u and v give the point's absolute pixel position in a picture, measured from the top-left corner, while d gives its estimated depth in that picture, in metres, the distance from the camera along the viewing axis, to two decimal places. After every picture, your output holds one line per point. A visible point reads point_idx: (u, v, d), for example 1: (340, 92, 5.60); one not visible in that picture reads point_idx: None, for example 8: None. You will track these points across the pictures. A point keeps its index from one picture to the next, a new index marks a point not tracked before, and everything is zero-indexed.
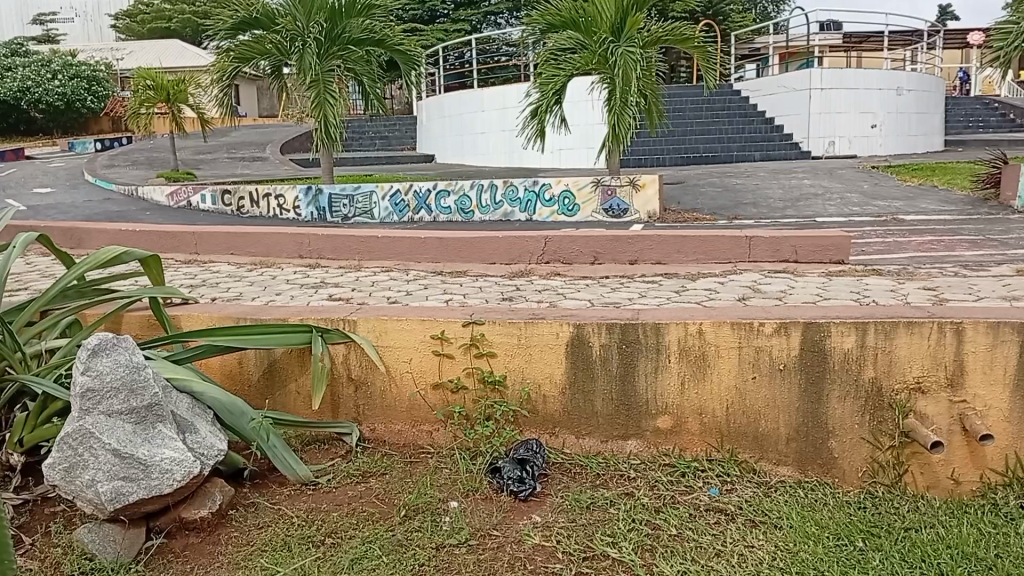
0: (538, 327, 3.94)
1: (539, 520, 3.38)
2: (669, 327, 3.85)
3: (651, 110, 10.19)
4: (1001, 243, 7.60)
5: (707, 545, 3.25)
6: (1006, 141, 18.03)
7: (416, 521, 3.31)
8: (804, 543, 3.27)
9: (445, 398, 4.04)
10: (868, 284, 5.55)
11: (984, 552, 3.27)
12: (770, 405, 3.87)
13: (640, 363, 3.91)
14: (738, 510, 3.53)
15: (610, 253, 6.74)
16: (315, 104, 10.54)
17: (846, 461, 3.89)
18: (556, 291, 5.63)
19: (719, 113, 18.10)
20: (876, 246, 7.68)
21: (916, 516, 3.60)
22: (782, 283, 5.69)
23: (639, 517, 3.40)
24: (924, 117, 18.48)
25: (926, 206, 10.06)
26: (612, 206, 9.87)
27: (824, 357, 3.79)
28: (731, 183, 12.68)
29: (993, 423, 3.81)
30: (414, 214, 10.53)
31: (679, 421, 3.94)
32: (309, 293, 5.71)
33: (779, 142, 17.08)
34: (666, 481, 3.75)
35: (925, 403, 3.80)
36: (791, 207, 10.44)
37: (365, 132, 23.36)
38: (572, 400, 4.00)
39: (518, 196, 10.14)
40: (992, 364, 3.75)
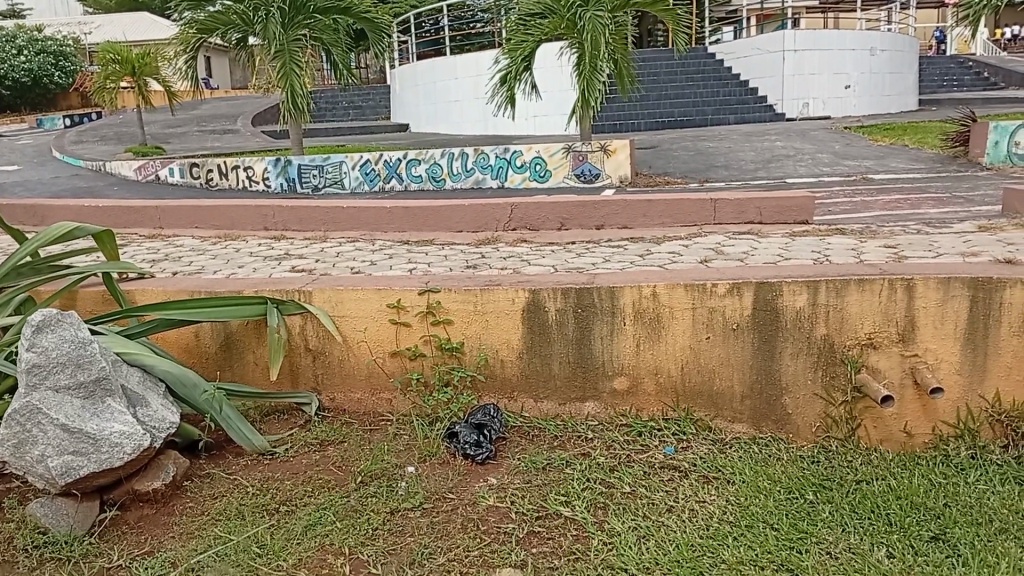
0: (494, 293, 3.94)
1: (494, 482, 3.43)
2: (624, 290, 3.87)
3: (620, 73, 10.11)
4: (966, 200, 7.67)
5: (659, 501, 3.31)
6: (980, 99, 18.06)
7: (371, 487, 3.34)
8: (755, 497, 3.33)
9: (402, 364, 4.05)
10: (831, 243, 5.59)
11: (933, 502, 3.35)
12: (724, 363, 3.91)
13: (597, 326, 3.93)
14: (692, 466, 3.59)
15: (576, 218, 6.73)
16: (281, 74, 10.34)
17: (800, 417, 3.94)
18: (521, 258, 5.62)
19: (694, 76, 18.00)
20: (842, 206, 7.72)
21: (868, 469, 3.66)
22: (745, 244, 5.72)
23: (593, 476, 3.47)
24: (901, 77, 18.39)
25: (895, 166, 10.10)
26: (584, 171, 9.86)
27: (777, 316, 3.83)
28: (703, 147, 12.67)
29: (945, 377, 3.86)
30: (385, 182, 10.42)
31: (636, 381, 3.97)
32: (272, 266, 5.66)
33: (754, 105, 17.05)
34: (623, 441, 3.79)
35: (876, 358, 3.84)
36: (762, 169, 10.48)
37: (338, 102, 23.06)
38: (529, 363, 4.01)
39: (489, 163, 10.05)
40: (943, 320, 3.79)
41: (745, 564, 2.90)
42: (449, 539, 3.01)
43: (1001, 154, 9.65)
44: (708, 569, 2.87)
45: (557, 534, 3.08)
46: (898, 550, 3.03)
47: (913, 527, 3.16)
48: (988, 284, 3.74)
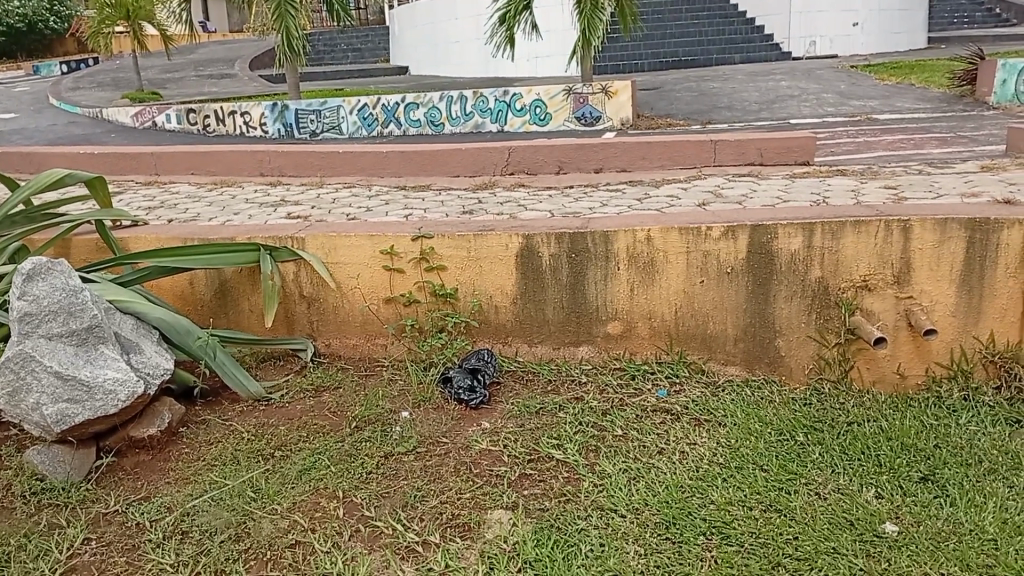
0: (488, 238, 3.92)
1: (487, 426, 3.48)
2: (618, 235, 3.85)
3: (623, 12, 9.84)
4: (971, 139, 7.56)
5: (650, 444, 3.35)
6: (991, 35, 17.66)
7: (366, 432, 3.39)
8: (746, 439, 3.37)
9: (397, 311, 4.07)
10: (831, 185, 5.53)
11: (923, 443, 3.37)
12: (718, 307, 3.90)
13: (591, 271, 3.92)
14: (684, 409, 3.61)
15: (574, 161, 6.64)
16: (276, 15, 10.06)
17: (792, 358, 3.95)
18: (518, 202, 5.58)
19: (698, 14, 17.61)
20: (844, 147, 7.61)
21: (859, 411, 3.68)
22: (744, 186, 5.65)
23: (586, 419, 3.51)
24: (912, 14, 17.58)
25: (900, 105, 9.93)
26: (584, 113, 9.70)
27: (772, 259, 3.81)
28: (706, 88, 12.44)
29: (939, 319, 3.84)
30: (383, 128, 10.30)
31: (629, 325, 3.97)
32: (267, 212, 5.62)
33: (758, 44, 16.72)
34: (616, 385, 3.82)
35: (870, 300, 3.83)
36: (765, 109, 10.33)
37: (336, 44, 22.68)
38: (523, 308, 4.01)
39: (488, 106, 9.91)
40: (939, 261, 3.76)
41: (733, 505, 2.95)
42: (442, 482, 3.07)
43: (1008, 93, 9.44)
44: (697, 509, 2.92)
45: (549, 476, 3.13)
46: (886, 491, 3.06)
47: (902, 467, 3.20)
48: (985, 226, 3.69)
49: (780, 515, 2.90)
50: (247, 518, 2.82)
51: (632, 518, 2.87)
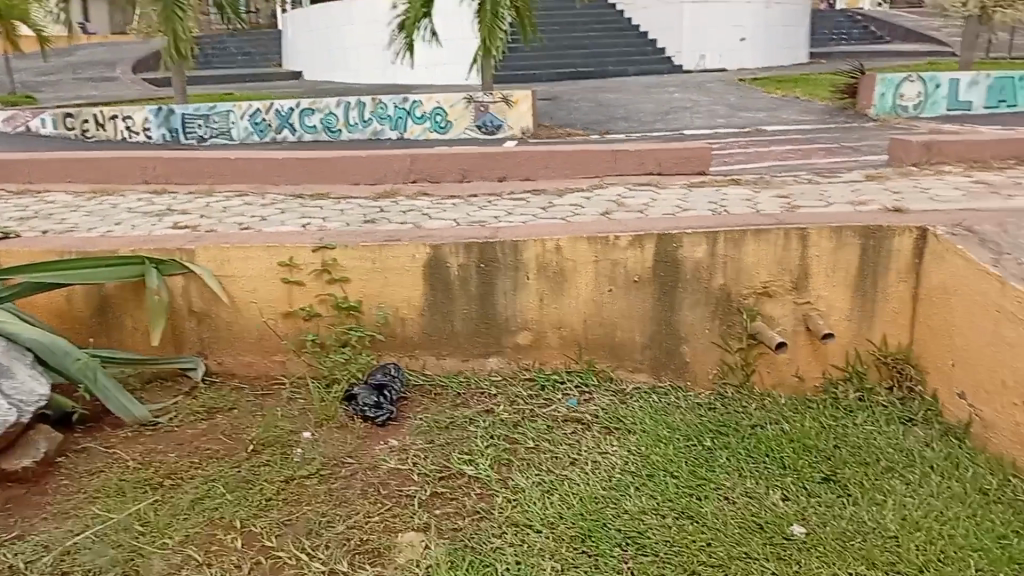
0: (394, 249, 3.81)
1: (395, 444, 3.38)
2: (528, 244, 3.81)
3: (523, 22, 9.85)
4: (853, 150, 7.94)
5: (562, 454, 3.31)
6: (865, 52, 18.75)
7: (264, 456, 3.22)
8: (656, 446, 3.37)
9: (296, 325, 3.89)
10: (728, 194, 5.66)
11: (823, 444, 3.46)
12: (626, 315, 3.91)
13: (500, 280, 3.86)
14: (595, 418, 3.59)
15: (478, 170, 6.56)
16: (162, 16, 9.44)
17: (698, 364, 3.98)
18: (421, 211, 5.46)
19: (594, 27, 17.94)
20: (737, 157, 7.85)
21: (762, 413, 3.74)
22: (645, 195, 5.72)
23: (497, 433, 3.44)
24: (796, 30, 18.52)
25: (787, 117, 10.36)
26: (486, 123, 9.65)
27: (678, 267, 3.85)
28: (603, 99, 12.65)
29: (835, 322, 3.94)
30: (277, 134, 9.96)
31: (539, 335, 3.93)
32: (152, 222, 5.29)
33: (652, 56, 17.16)
34: (526, 396, 3.76)
35: (771, 305, 3.91)
36: (660, 120, 10.57)
37: (226, 47, 21.87)
38: (430, 321, 3.91)
39: (388, 114, 9.79)
40: (835, 267, 3.88)
41: (647, 514, 2.93)
42: (348, 506, 2.94)
43: (887, 107, 9.95)
44: (612, 519, 2.89)
45: (461, 494, 3.05)
46: (791, 492, 3.12)
47: (806, 469, 3.27)
48: (877, 233, 3.84)
49: (692, 522, 2.90)
50: (135, 554, 2.61)
51: (547, 533, 2.81)
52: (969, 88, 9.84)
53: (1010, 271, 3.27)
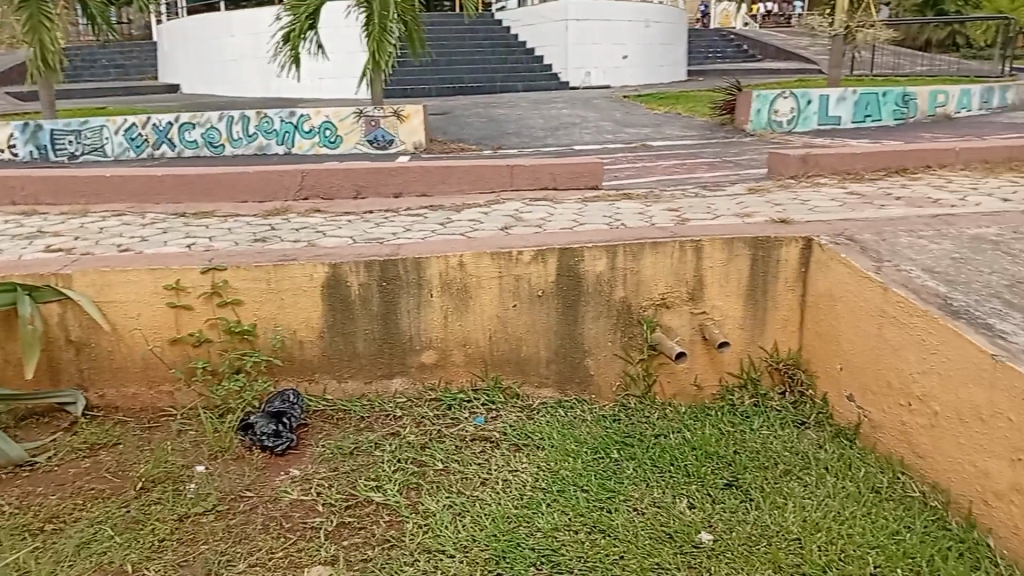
0: (289, 269, 3.67)
1: (297, 474, 3.25)
2: (430, 261, 3.74)
3: (411, 37, 9.80)
4: (735, 164, 8.28)
5: (472, 475, 3.26)
6: (740, 70, 19.68)
7: (155, 493, 3.03)
8: (564, 461, 3.36)
9: (185, 353, 3.68)
10: (621, 208, 5.77)
11: (724, 450, 3.55)
12: (530, 330, 3.90)
13: (403, 299, 3.77)
14: (503, 436, 3.56)
15: (372, 186, 6.43)
16: (26, 26, 8.80)
17: (601, 376, 4.01)
18: (314, 229, 5.30)
19: (482, 42, 18.07)
20: (627, 171, 8.05)
21: (665, 423, 3.81)
22: (542, 210, 5.76)
23: (404, 456, 3.36)
24: (675, 48, 19.22)
25: (671, 133, 10.72)
26: (377, 137, 9.51)
27: (579, 281, 3.88)
28: (494, 114, 12.73)
29: (730, 331, 4.07)
30: (155, 149, 9.48)
31: (443, 354, 3.87)
32: (21, 246, 4.90)
33: (540, 73, 17.42)
34: (432, 416, 3.70)
35: (669, 317, 3.99)
36: (551, 136, 10.72)
37: (96, 59, 20.71)
38: (329, 343, 3.78)
39: (274, 128, 9.51)
40: (728, 277, 4.01)
41: (560, 530, 2.92)
42: (250, 543, 2.79)
43: (762, 122, 10.42)
44: (525, 539, 2.86)
45: (369, 523, 2.95)
46: (697, 500, 3.18)
47: (709, 475, 3.35)
48: (766, 244, 3.99)
49: (604, 536, 2.91)
50: None
51: (461, 557, 2.75)
52: (838, 103, 10.49)
53: (890, 277, 3.45)
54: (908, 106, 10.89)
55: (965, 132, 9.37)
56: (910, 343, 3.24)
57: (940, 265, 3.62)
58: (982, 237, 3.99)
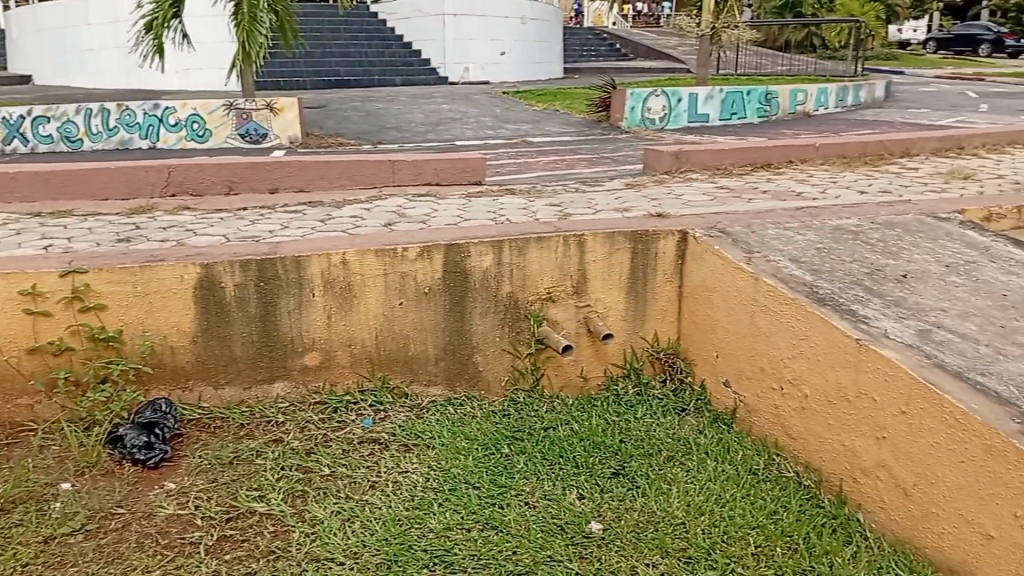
0: (157, 271, 3.45)
1: (172, 487, 3.08)
2: (310, 260, 3.60)
3: (283, 27, 9.47)
4: (612, 160, 8.47)
5: (360, 478, 3.17)
6: (614, 68, 20.19)
7: (15, 515, 2.83)
8: (455, 459, 3.32)
9: (44, 363, 3.41)
10: (504, 203, 5.78)
11: (611, 439, 3.62)
12: (418, 328, 3.83)
13: (282, 300, 3.61)
14: (391, 437, 3.48)
15: (246, 181, 6.16)
16: None
17: (490, 372, 4.00)
18: (184, 227, 5.03)
19: (358, 35, 17.71)
20: (508, 167, 8.08)
21: (553, 415, 3.84)
22: (425, 205, 5.68)
23: (289, 463, 3.24)
24: (551, 45, 19.47)
25: (550, 129, 10.86)
26: (249, 131, 9.19)
27: (466, 277, 3.84)
28: (372, 108, 12.49)
29: (613, 323, 4.14)
30: (5, 145, 8.73)
31: (328, 355, 3.74)
32: None
33: (418, 67, 17.26)
34: (317, 420, 3.58)
35: (555, 311, 4.02)
36: (431, 131, 10.63)
37: None
38: (204, 347, 3.58)
39: (136, 121, 8.90)
40: (610, 269, 4.07)
41: (452, 530, 2.89)
42: (124, 563, 2.64)
43: (637, 119, 10.69)
44: (417, 540, 2.81)
45: (252, 534, 2.82)
46: (587, 491, 3.22)
47: (597, 466, 3.40)
48: (646, 237, 4.08)
49: (497, 532, 2.90)
50: None
51: (351, 564, 2.67)
52: (706, 102, 10.92)
53: (760, 268, 3.61)
54: (770, 104, 11.48)
55: (822, 129, 9.96)
56: (782, 330, 3.39)
57: (806, 255, 3.82)
58: (842, 228, 4.23)
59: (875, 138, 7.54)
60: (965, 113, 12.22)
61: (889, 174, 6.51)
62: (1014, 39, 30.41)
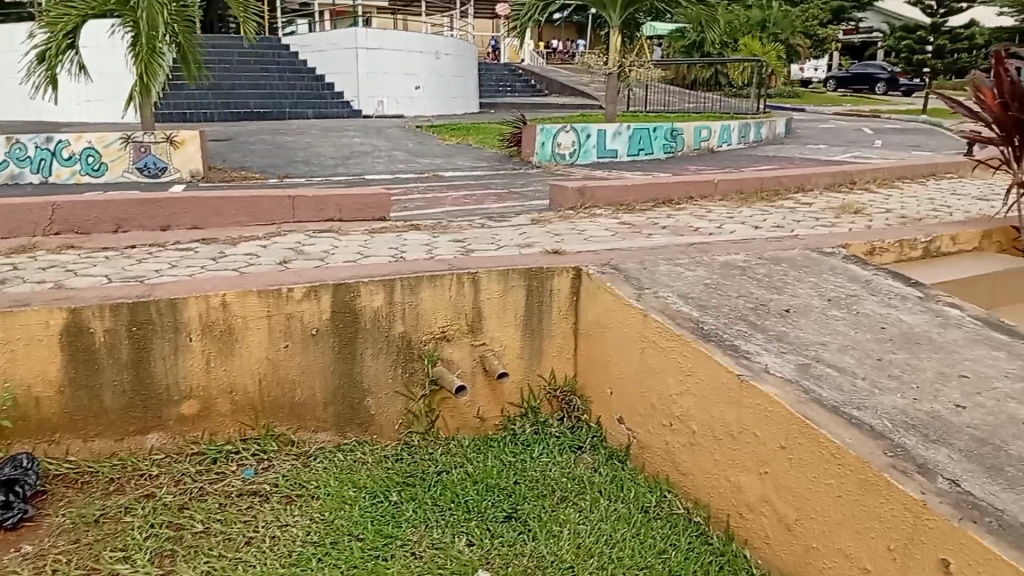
0: (20, 317, 3.24)
1: (29, 549, 2.85)
2: (187, 302, 3.44)
3: (185, 59, 9.21)
4: (521, 195, 8.51)
5: (236, 535, 3.01)
6: (529, 103, 20.48)
7: None
8: (340, 509, 3.20)
9: None
10: (407, 239, 5.69)
11: (506, 481, 3.55)
12: (305, 371, 3.69)
13: (156, 346, 3.43)
14: (273, 488, 3.33)
15: (136, 219, 5.86)
16: None
17: (382, 416, 3.88)
18: (65, 268, 4.75)
19: (268, 67, 17.50)
20: (416, 202, 8.01)
21: (447, 458, 3.74)
22: (325, 242, 5.54)
23: (160, 519, 3.05)
24: (467, 80, 19.60)
25: (462, 163, 10.88)
26: (148, 164, 8.87)
27: (355, 318, 3.73)
28: (282, 141, 12.28)
29: (509, 361, 4.10)
30: None
31: (207, 403, 3.57)
32: None
33: (331, 100, 17.13)
34: (194, 473, 3.41)
35: (449, 349, 3.94)
36: (341, 164, 10.50)
37: None
38: (73, 398, 3.37)
39: (26, 155, 8.55)
40: (505, 308, 4.04)
41: None
42: None
43: (547, 154, 10.80)
44: None
45: None
46: (476, 537, 3.14)
47: (489, 509, 3.32)
48: (540, 274, 4.07)
49: None
50: None
51: None
52: (614, 137, 11.13)
53: (650, 305, 3.64)
54: (676, 141, 11.80)
55: (725, 165, 10.28)
56: (670, 367, 3.42)
57: (694, 290, 3.87)
58: (731, 263, 4.32)
59: (772, 175, 7.79)
60: (860, 149, 12.84)
61: (784, 209, 6.73)
62: (906, 78, 32.47)
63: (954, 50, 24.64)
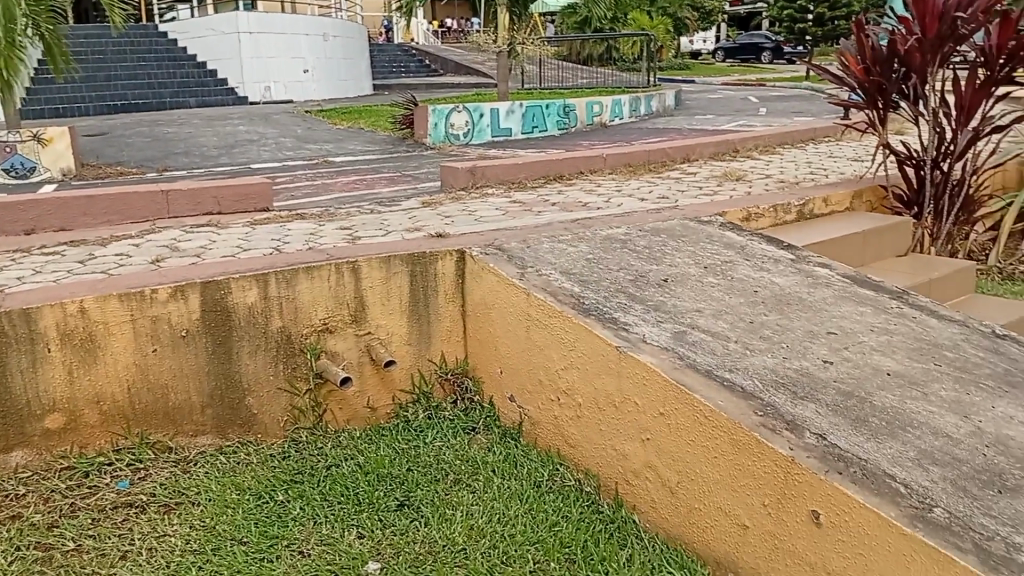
0: None
1: None
2: (42, 312, 3.24)
3: (50, 51, 8.64)
4: (413, 178, 8.41)
5: (110, 550, 2.88)
6: (423, 84, 20.24)
7: None
8: (222, 514, 3.09)
9: None
10: (291, 229, 5.52)
11: (398, 469, 3.51)
12: (178, 374, 3.55)
13: (12, 359, 3.22)
14: (151, 498, 3.20)
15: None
16: None
17: (266, 414, 3.78)
18: None
19: (144, 56, 16.68)
20: (304, 190, 7.80)
21: (337, 451, 3.68)
22: (203, 237, 5.32)
23: (26, 542, 2.88)
24: (358, 62, 19.18)
25: (353, 148, 10.66)
26: (15, 165, 8.26)
27: (228, 315, 3.60)
28: (162, 133, 11.73)
29: (396, 349, 4.05)
30: None
31: (74, 415, 3.39)
32: None
33: (215, 88, 16.49)
34: (64, 489, 3.24)
35: (333, 341, 3.86)
36: (225, 154, 10.12)
37: None
38: None
39: None
40: (388, 295, 3.98)
41: None
42: None
43: (441, 134, 10.63)
44: None
45: None
46: (367, 528, 3.10)
47: (381, 499, 3.28)
48: (422, 259, 4.03)
49: None
50: None
51: None
52: (507, 116, 11.10)
53: (532, 283, 3.65)
54: (568, 116, 11.89)
55: (615, 138, 10.42)
56: (553, 343, 3.45)
57: (577, 266, 3.90)
58: (613, 237, 4.38)
59: (658, 147, 7.94)
60: (745, 117, 13.25)
61: (669, 180, 6.87)
62: (790, 46, 33.65)
63: (833, 19, 25.66)
